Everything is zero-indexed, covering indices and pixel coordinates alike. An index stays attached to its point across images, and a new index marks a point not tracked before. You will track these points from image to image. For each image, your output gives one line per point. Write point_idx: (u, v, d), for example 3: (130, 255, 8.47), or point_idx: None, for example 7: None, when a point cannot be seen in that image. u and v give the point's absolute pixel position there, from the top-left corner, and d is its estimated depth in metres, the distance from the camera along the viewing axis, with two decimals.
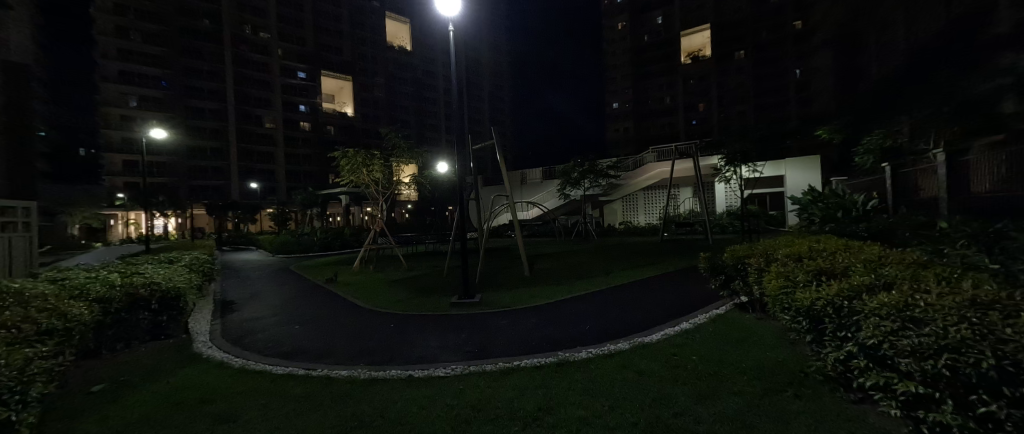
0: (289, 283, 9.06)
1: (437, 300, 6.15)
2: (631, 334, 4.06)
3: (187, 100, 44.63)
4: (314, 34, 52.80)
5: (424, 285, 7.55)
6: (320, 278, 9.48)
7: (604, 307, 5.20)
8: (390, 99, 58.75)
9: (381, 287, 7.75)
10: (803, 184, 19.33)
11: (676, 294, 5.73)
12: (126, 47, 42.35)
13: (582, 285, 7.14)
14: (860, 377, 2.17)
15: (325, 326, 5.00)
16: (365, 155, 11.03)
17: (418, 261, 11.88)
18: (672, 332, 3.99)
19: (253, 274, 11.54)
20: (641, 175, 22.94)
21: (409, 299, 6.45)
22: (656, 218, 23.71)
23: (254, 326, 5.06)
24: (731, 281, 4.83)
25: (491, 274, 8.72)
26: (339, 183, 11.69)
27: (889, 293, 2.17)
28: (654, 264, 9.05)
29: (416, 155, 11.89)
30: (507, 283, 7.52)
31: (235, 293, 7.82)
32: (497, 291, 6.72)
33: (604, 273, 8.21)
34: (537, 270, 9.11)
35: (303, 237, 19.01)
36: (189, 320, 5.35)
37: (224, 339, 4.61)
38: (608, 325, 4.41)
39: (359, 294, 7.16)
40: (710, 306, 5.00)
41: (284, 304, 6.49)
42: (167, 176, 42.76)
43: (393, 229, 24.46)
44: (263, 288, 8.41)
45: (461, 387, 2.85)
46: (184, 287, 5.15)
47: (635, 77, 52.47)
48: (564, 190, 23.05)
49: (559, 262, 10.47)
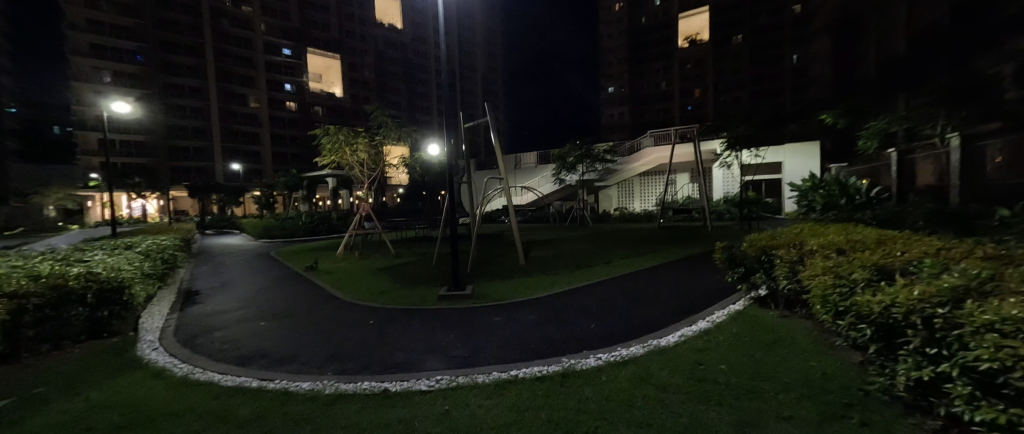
0: (265, 271, 8.38)
1: (426, 291, 5.64)
2: (647, 335, 3.56)
3: (166, 78, 42.51)
4: (299, 9, 50.33)
5: (412, 275, 7.00)
6: (299, 265, 8.83)
7: (610, 300, 4.74)
8: (380, 79, 56.87)
9: (366, 276, 7.16)
10: (803, 170, 18.96)
11: (686, 285, 5.28)
12: (96, 18, 39.81)
13: (583, 275, 6.69)
14: (962, 407, 1.66)
15: (292, 322, 4.39)
16: (348, 134, 10.15)
17: (406, 248, 11.31)
18: (690, 332, 3.51)
19: (229, 260, 10.82)
20: (638, 160, 22.54)
21: (395, 290, 5.89)
22: (652, 204, 23.33)
23: (216, 321, 4.47)
24: (751, 274, 4.32)
25: (484, 262, 8.19)
26: (321, 164, 10.82)
27: (1007, 301, 1.65)
28: (653, 253, 8.64)
29: (405, 135, 11.04)
30: (501, 272, 7.00)
31: (203, 282, 7.13)
32: (489, 282, 6.20)
33: (604, 263, 7.73)
34: (533, 258, 8.63)
35: (287, 221, 18.16)
36: (142, 314, 4.73)
37: (175, 337, 4.01)
38: (616, 322, 3.94)
39: (337, 284, 6.56)
40: (724, 300, 4.55)
41: (254, 296, 5.87)
42: (146, 156, 41.01)
43: (382, 214, 23.72)
44: (236, 277, 7.72)
45: (444, 408, 2.31)
46: (130, 279, 4.48)
47: (630, 61, 51.50)
48: (559, 175, 22.62)
49: (554, 249, 9.99)
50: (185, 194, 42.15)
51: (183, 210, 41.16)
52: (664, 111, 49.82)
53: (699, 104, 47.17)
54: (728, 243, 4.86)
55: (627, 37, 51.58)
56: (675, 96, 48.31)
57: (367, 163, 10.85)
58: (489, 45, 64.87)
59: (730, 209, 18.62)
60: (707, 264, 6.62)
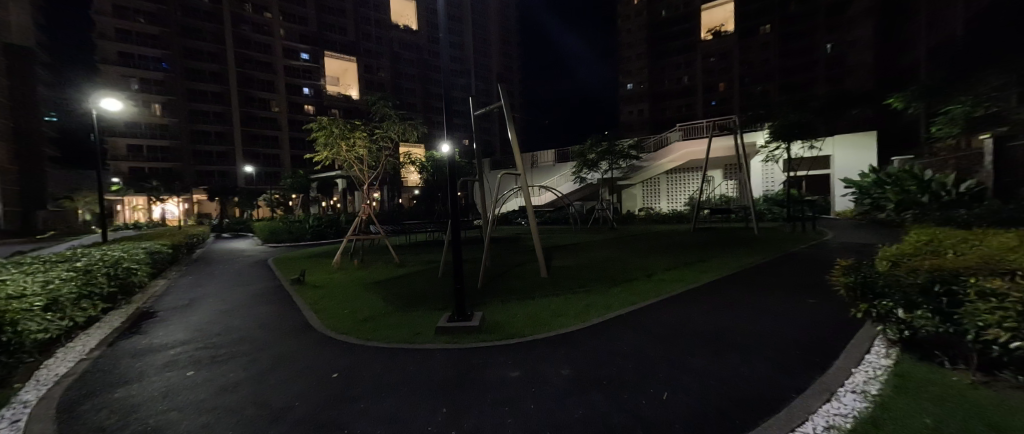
0: (247, 284, 7.32)
1: (424, 319, 4.35)
2: (763, 421, 2.08)
3: (189, 84, 43.51)
4: (316, 13, 50.72)
5: (410, 293, 5.74)
6: (287, 277, 7.73)
7: (674, 342, 3.31)
8: (395, 81, 56.60)
9: (356, 295, 5.94)
10: (859, 163, 16.75)
11: (778, 319, 3.77)
12: (124, 27, 41.10)
13: (623, 292, 5.33)
14: None
15: (228, 372, 3.11)
16: (344, 126, 8.99)
17: (412, 255, 10.13)
18: (841, 422, 2.02)
19: (219, 269, 9.91)
20: (665, 156, 20.82)
21: (384, 316, 4.62)
22: (682, 204, 21.40)
23: (135, 369, 3.28)
24: (900, 313, 2.82)
25: (498, 275, 6.90)
26: (316, 162, 9.69)
27: None
28: (704, 264, 7.13)
29: (410, 129, 9.79)
30: (517, 291, 5.64)
31: (169, 300, 6.07)
32: (505, 304, 4.90)
33: (645, 277, 6.25)
34: (554, 270, 7.23)
35: (294, 225, 17.68)
36: (53, 354, 3.60)
37: (58, 397, 2.81)
38: (699, 390, 2.47)
39: (318, 306, 5.35)
40: (852, 350, 3.03)
41: (214, 321, 4.73)
42: (172, 161, 42.14)
43: (394, 216, 22.78)
44: (209, 292, 6.64)
45: None
46: (19, 312, 3.34)
47: (651, 55, 49.33)
48: (579, 173, 21.08)
49: (581, 257, 8.61)
50: (206, 197, 42.88)
51: (205, 213, 41.72)
52: (686, 107, 47.46)
53: (724, 99, 44.63)
54: (852, 266, 3.35)
55: (647, 30, 49.55)
56: (697, 91, 45.99)
57: (367, 160, 9.70)
58: (504, 44, 63.82)
59: (773, 208, 16.62)
60: (789, 284, 5.06)
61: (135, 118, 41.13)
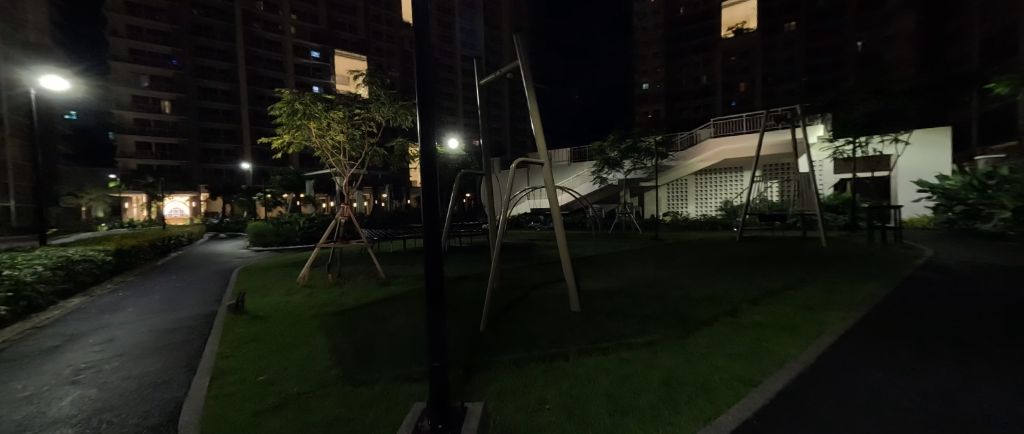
0: (175, 310, 5.45)
1: (377, 417, 2.30)
2: None
3: (198, 81, 42.93)
4: (327, 11, 49.96)
5: (379, 341, 3.76)
6: (231, 298, 5.83)
7: None
8: (405, 79, 55.15)
9: (301, 338, 3.96)
10: (931, 165, 14.31)
11: None
12: (136, 24, 40.72)
13: (719, 348, 3.28)
14: None
15: None
16: (315, 103, 7.18)
17: (400, 267, 8.21)
18: None
19: (166, 281, 8.10)
20: (696, 155, 18.55)
21: (314, 397, 2.63)
22: (714, 209, 19.12)
23: None
24: None
25: (510, 307, 4.92)
26: (277, 148, 7.92)
27: None
28: (793, 293, 5.11)
29: (405, 113, 7.91)
30: (543, 339, 3.67)
31: (37, 339, 4.20)
32: (523, 376, 2.87)
33: (729, 317, 4.19)
34: (588, 298, 5.25)
35: (283, 226, 15.99)
36: None
37: None
38: None
39: (229, 362, 3.35)
40: None
41: (26, 397, 2.76)
42: (180, 159, 41.72)
43: (394, 218, 21.09)
44: (111, 324, 4.80)
45: None
46: None
47: (670, 53, 46.99)
48: (599, 173, 18.96)
49: (613, 276, 6.67)
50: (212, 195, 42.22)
51: (211, 212, 41.04)
52: (704, 107, 45.01)
53: (745, 99, 42.07)
54: None
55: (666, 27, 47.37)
56: (716, 91, 43.52)
57: (347, 150, 7.95)
58: None
59: (828, 214, 14.24)
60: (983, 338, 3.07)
61: (145, 116, 40.83)
